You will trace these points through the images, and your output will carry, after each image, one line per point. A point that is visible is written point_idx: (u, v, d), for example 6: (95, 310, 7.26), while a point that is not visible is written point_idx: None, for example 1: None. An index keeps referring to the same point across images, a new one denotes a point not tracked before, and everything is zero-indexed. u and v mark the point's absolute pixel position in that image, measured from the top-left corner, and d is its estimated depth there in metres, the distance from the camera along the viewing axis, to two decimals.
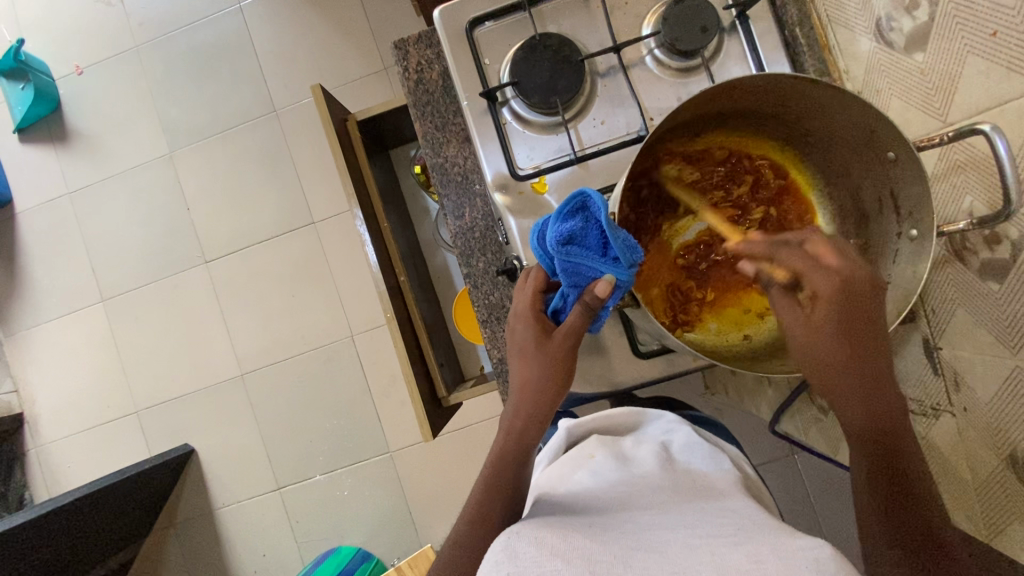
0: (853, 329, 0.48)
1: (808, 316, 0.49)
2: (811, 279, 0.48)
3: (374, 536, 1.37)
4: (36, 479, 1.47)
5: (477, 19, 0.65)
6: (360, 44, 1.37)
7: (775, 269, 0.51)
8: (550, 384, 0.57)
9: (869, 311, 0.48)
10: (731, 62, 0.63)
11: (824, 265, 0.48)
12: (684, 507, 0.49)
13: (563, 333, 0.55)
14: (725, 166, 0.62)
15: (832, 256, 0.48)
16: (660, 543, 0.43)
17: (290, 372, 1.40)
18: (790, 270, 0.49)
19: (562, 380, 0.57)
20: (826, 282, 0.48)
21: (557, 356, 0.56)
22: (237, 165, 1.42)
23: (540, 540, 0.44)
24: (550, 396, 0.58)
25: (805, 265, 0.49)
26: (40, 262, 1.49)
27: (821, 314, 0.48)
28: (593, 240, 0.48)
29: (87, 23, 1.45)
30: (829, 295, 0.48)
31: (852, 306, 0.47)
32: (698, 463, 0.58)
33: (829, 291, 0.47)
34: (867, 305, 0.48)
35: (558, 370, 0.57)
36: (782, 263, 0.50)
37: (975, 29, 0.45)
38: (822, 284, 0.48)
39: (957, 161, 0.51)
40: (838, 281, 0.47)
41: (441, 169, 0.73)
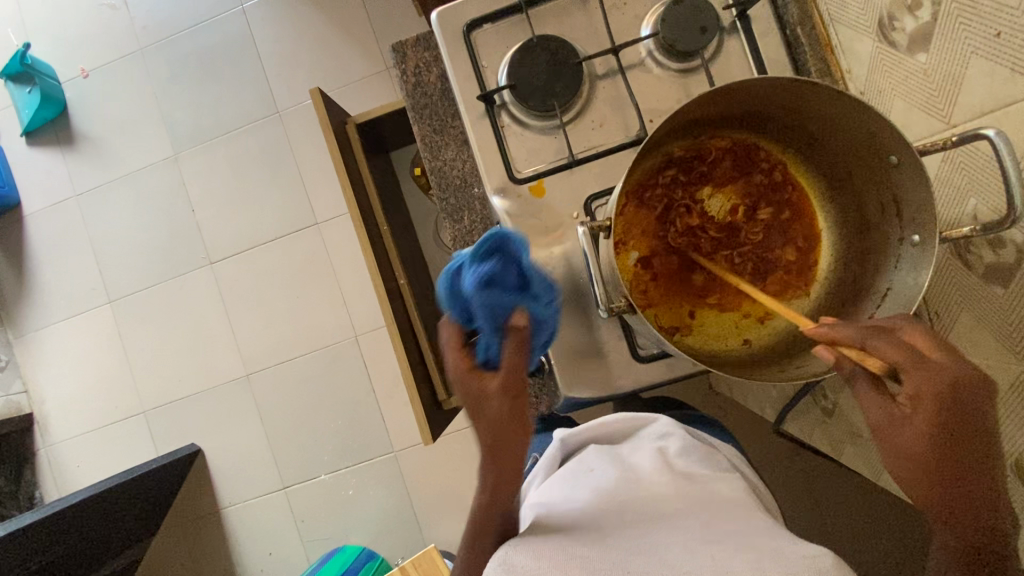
0: (960, 441, 0.42)
1: (907, 418, 0.44)
2: (910, 377, 0.43)
3: (378, 535, 1.38)
4: (46, 478, 1.49)
5: (475, 21, 0.65)
6: (363, 46, 1.37)
7: (867, 358, 0.45)
8: (504, 427, 0.50)
9: (975, 423, 0.42)
10: (732, 62, 0.62)
11: (926, 363, 0.43)
12: (680, 513, 0.49)
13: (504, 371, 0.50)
14: (730, 169, 0.60)
15: (926, 345, 0.44)
16: (662, 552, 0.43)
17: (294, 372, 1.41)
18: (886, 362, 0.44)
19: (510, 422, 0.50)
20: (929, 383, 0.43)
21: (502, 397, 0.50)
22: (241, 166, 1.42)
23: (540, 553, 0.44)
24: (510, 444, 0.50)
25: (906, 359, 0.43)
26: (49, 265, 1.50)
27: (922, 420, 0.43)
28: (508, 271, 0.51)
29: (93, 26, 1.47)
30: (930, 396, 0.43)
31: (963, 414, 0.42)
32: (695, 460, 0.58)
33: (936, 391, 0.43)
34: (983, 417, 0.42)
35: (504, 408, 0.50)
36: (877, 353, 0.44)
37: (979, 29, 0.45)
38: (922, 383, 0.43)
39: (961, 163, 0.50)
40: (948, 382, 0.42)
41: (440, 173, 0.73)
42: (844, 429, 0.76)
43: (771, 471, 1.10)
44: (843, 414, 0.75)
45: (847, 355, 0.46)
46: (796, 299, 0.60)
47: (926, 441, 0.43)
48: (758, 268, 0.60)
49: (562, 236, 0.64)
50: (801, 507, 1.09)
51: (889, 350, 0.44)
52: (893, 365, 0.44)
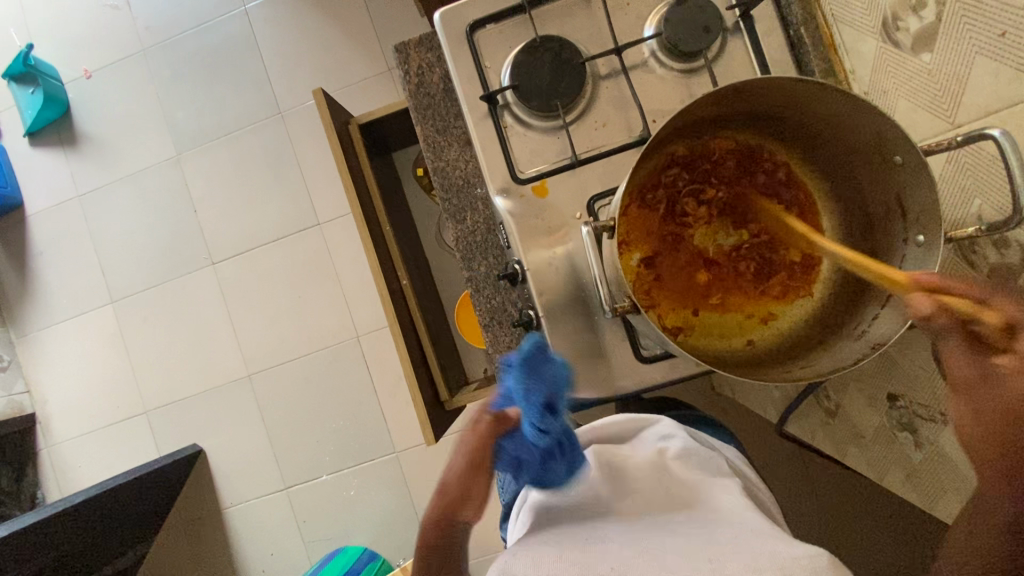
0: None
1: (1005, 376, 0.42)
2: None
3: (379, 537, 1.38)
4: (49, 478, 1.49)
5: (478, 21, 0.65)
6: (365, 47, 1.37)
7: (983, 312, 0.42)
8: (459, 498, 0.54)
9: None
10: (735, 63, 0.62)
11: None
12: (681, 525, 0.49)
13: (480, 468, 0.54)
14: (735, 169, 0.60)
15: None
16: (659, 552, 0.44)
17: (296, 373, 1.41)
18: (1006, 320, 0.41)
19: (455, 504, 0.54)
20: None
21: (461, 482, 0.54)
22: (243, 167, 1.42)
23: (539, 561, 0.45)
24: (444, 517, 0.54)
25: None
26: (52, 265, 1.51)
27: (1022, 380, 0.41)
28: (548, 424, 0.51)
29: (97, 27, 1.47)
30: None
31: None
32: (694, 468, 0.59)
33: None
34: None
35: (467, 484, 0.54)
36: (998, 307, 0.41)
37: (984, 30, 0.44)
38: None
39: (965, 164, 0.50)
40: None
41: (443, 173, 0.73)
42: (847, 430, 0.75)
43: (773, 472, 1.10)
44: (846, 415, 0.74)
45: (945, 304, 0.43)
46: (800, 300, 0.60)
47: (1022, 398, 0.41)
48: (762, 268, 0.60)
49: (565, 237, 0.64)
50: (803, 509, 1.09)
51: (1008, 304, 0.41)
52: (1012, 320, 0.41)
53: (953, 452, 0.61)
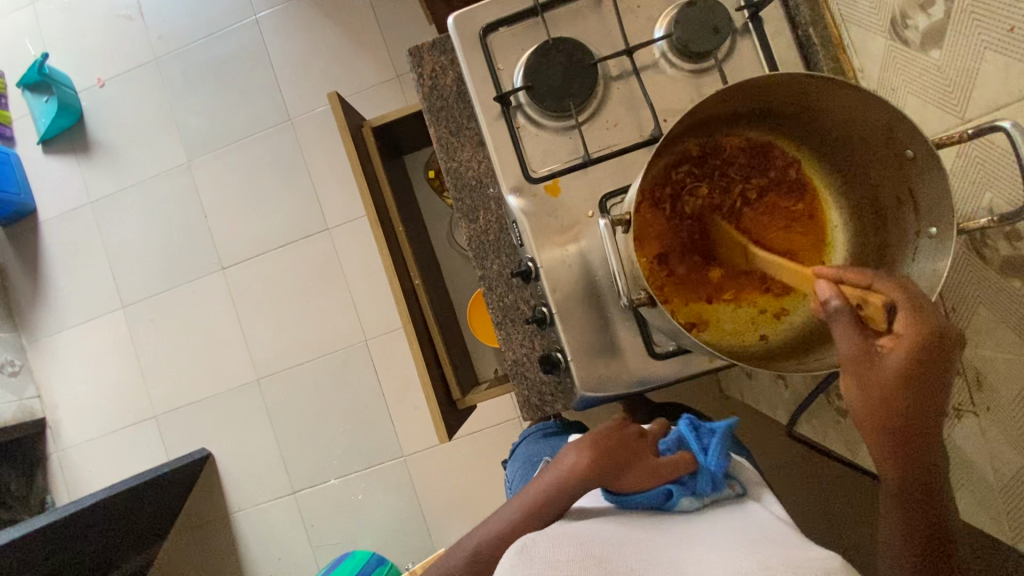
0: (925, 378, 0.45)
1: (882, 355, 0.45)
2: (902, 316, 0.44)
3: (388, 541, 1.37)
4: (58, 483, 1.50)
5: (491, 24, 0.66)
6: (374, 53, 1.39)
7: (869, 295, 0.45)
8: (616, 463, 0.59)
9: (943, 367, 0.45)
10: (744, 62, 0.63)
11: (921, 307, 0.44)
12: (697, 530, 0.49)
13: (653, 470, 0.58)
14: (745, 164, 0.61)
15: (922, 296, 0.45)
16: (676, 558, 0.44)
17: (305, 376, 1.42)
18: (886, 300, 0.45)
19: (617, 471, 0.58)
20: (918, 325, 0.44)
21: (621, 450, 0.60)
22: (253, 172, 1.44)
23: (557, 545, 0.46)
24: (602, 472, 0.58)
25: (904, 298, 0.45)
26: (64, 271, 1.52)
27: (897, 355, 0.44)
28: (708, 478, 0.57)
29: (112, 37, 1.50)
30: (912, 337, 0.44)
31: (935, 358, 0.44)
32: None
33: (919, 334, 0.44)
34: (948, 360, 0.45)
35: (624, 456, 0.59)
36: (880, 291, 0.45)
37: (993, 25, 0.45)
38: (910, 324, 0.44)
39: (976, 158, 0.50)
40: (931, 326, 0.44)
41: (456, 173, 0.74)
42: (859, 428, 0.75)
43: (783, 472, 1.10)
44: None
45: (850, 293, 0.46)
46: (811, 294, 0.60)
47: (898, 377, 0.45)
48: None
49: (578, 234, 0.64)
50: (813, 511, 1.09)
51: (888, 286, 0.45)
52: (892, 301, 0.45)
53: (964, 446, 0.61)
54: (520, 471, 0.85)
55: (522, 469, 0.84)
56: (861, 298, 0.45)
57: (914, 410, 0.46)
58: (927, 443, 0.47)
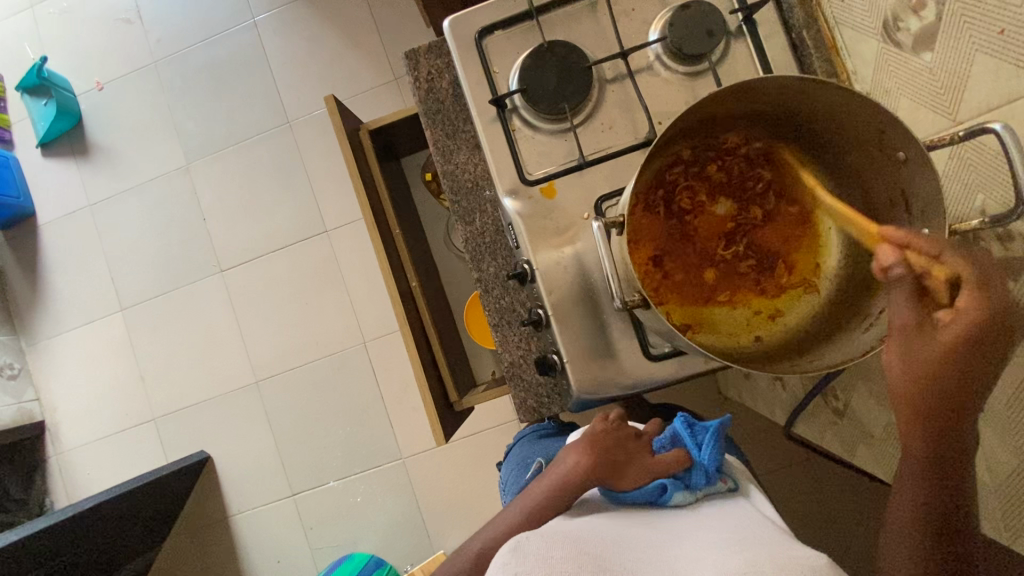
0: (978, 353, 0.44)
1: (938, 326, 0.45)
2: (968, 290, 0.43)
3: (386, 543, 1.37)
4: (57, 485, 1.50)
5: (487, 28, 0.67)
6: (372, 56, 1.39)
7: (934, 267, 0.44)
8: (614, 460, 0.60)
9: (1001, 348, 0.44)
10: (738, 65, 0.64)
11: (990, 285, 0.43)
12: (691, 527, 0.49)
13: (652, 465, 0.58)
14: (739, 165, 0.61)
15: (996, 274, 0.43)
16: (667, 558, 0.44)
17: (304, 378, 1.42)
18: (952, 272, 0.44)
19: (613, 471, 0.59)
20: (983, 298, 0.43)
21: (616, 450, 0.61)
22: (252, 175, 1.44)
23: (551, 544, 0.45)
24: (598, 473, 0.58)
25: (969, 272, 0.43)
26: (62, 274, 1.52)
27: (956, 329, 0.44)
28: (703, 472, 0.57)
29: (111, 41, 1.50)
30: (976, 312, 0.43)
31: (995, 340, 0.43)
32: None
33: (983, 311, 0.43)
34: (1007, 341, 0.44)
35: (623, 452, 0.60)
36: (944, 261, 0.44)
37: (984, 27, 0.46)
38: (975, 298, 0.43)
39: (968, 160, 0.51)
40: (998, 305, 0.43)
41: (452, 176, 0.74)
42: (855, 430, 0.75)
43: (780, 473, 1.10)
44: (854, 414, 0.74)
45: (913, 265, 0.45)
46: (806, 295, 0.60)
47: (952, 353, 0.44)
48: (764, 264, 0.61)
49: (573, 236, 0.65)
50: (810, 512, 1.09)
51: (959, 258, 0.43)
52: (957, 275, 0.43)
53: None
54: (515, 472, 0.86)
55: (517, 471, 0.84)
56: (925, 268, 0.44)
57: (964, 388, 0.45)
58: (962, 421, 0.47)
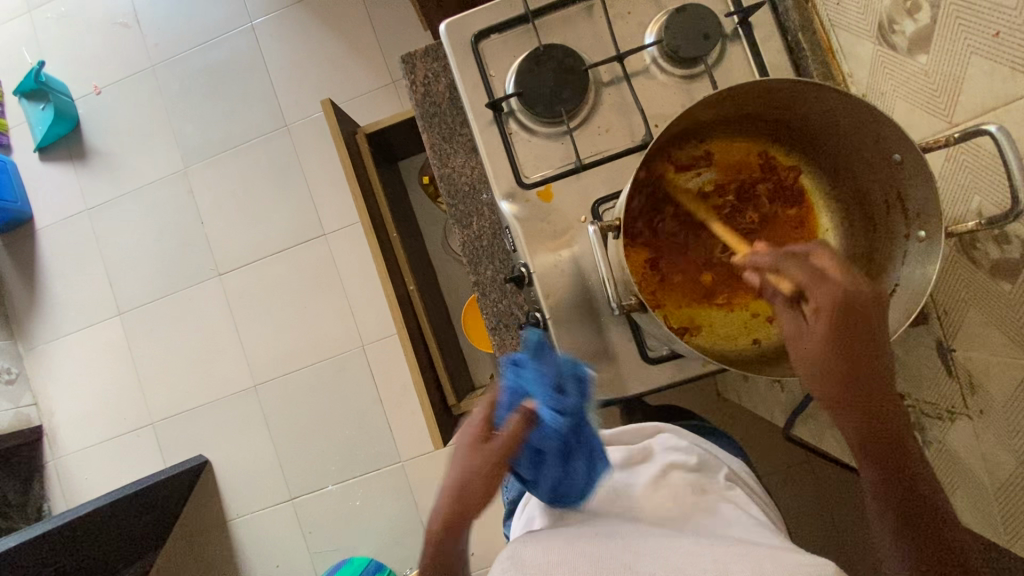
0: (851, 338, 0.50)
1: (809, 327, 0.51)
2: (814, 292, 0.50)
3: (385, 547, 1.37)
4: (55, 490, 1.49)
5: (483, 31, 0.67)
6: (370, 59, 1.40)
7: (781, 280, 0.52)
8: (479, 487, 0.58)
9: (868, 326, 0.50)
10: (734, 68, 0.64)
11: (829, 279, 0.50)
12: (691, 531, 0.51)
13: (508, 460, 0.57)
14: (735, 165, 0.61)
15: (833, 268, 0.51)
16: (665, 550, 0.45)
17: (302, 382, 1.42)
18: (795, 282, 0.51)
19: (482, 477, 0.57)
20: (828, 294, 0.50)
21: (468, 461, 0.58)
22: (250, 178, 1.44)
23: (547, 553, 0.46)
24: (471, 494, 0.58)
25: (808, 278, 0.51)
26: (60, 278, 1.52)
27: (823, 326, 0.50)
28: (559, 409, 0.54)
29: (108, 45, 1.51)
30: (828, 309, 0.50)
31: (852, 322, 0.50)
32: (703, 484, 0.60)
33: (830, 303, 0.50)
34: (868, 319, 0.50)
35: (486, 474, 0.57)
36: (790, 275, 0.52)
37: (978, 30, 0.46)
38: (825, 296, 0.50)
39: (963, 162, 0.51)
40: (838, 292, 0.50)
41: (449, 180, 0.74)
42: None
43: (779, 474, 1.10)
44: None
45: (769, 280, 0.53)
46: None
47: (826, 347, 0.50)
48: (762, 264, 0.61)
49: (570, 240, 0.64)
50: (808, 514, 1.09)
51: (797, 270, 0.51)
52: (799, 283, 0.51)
53: (958, 449, 0.60)
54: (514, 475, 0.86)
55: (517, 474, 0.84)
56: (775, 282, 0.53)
57: (854, 374, 0.51)
58: (880, 399, 0.51)
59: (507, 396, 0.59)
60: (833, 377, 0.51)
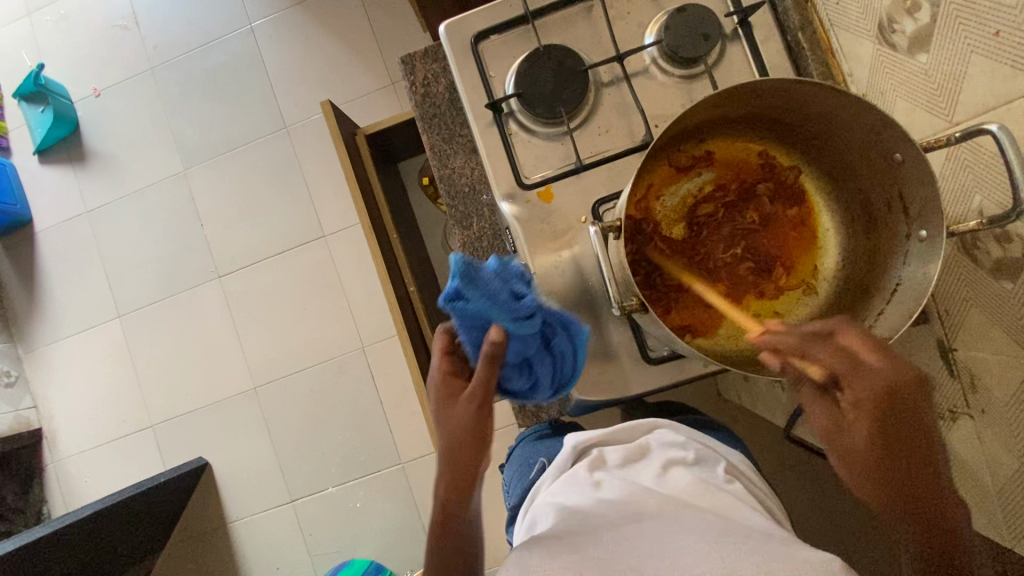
0: (893, 428, 0.47)
1: (850, 423, 0.49)
2: (851, 382, 0.48)
3: (386, 549, 1.36)
4: (54, 493, 1.49)
5: (482, 32, 0.67)
6: (369, 61, 1.40)
7: (807, 366, 0.49)
8: (471, 444, 0.55)
9: (914, 415, 0.47)
10: (734, 68, 0.63)
11: (865, 367, 0.47)
12: (693, 522, 0.50)
13: (488, 399, 0.53)
14: (736, 167, 0.61)
15: (870, 353, 0.47)
16: (671, 550, 0.45)
17: (302, 383, 1.41)
18: (827, 369, 0.48)
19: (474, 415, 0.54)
20: (865, 384, 0.47)
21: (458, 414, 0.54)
22: (249, 180, 1.44)
23: (552, 554, 0.47)
24: (473, 438, 0.55)
25: (844, 366, 0.48)
26: (59, 281, 1.52)
27: (863, 420, 0.48)
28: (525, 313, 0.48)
29: (107, 47, 1.51)
30: (866, 397, 0.47)
31: (894, 410, 0.47)
32: (701, 477, 0.60)
33: (867, 396, 0.47)
34: (915, 404, 0.47)
35: (474, 431, 0.54)
36: (815, 360, 0.48)
37: (978, 29, 0.46)
38: (862, 387, 0.47)
39: (964, 161, 0.51)
40: (880, 385, 0.47)
41: (449, 181, 0.74)
42: None
43: (781, 474, 1.10)
44: None
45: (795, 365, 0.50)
46: (804, 297, 0.61)
47: (869, 443, 0.48)
48: (762, 266, 0.61)
49: (571, 240, 0.64)
50: (811, 514, 1.09)
51: (830, 355, 0.48)
52: (833, 371, 0.48)
53: (959, 449, 0.60)
54: (516, 476, 0.86)
55: (518, 475, 0.84)
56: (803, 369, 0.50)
57: (903, 472, 0.47)
58: (927, 491, 0.47)
59: (465, 333, 0.50)
60: (879, 475, 0.48)
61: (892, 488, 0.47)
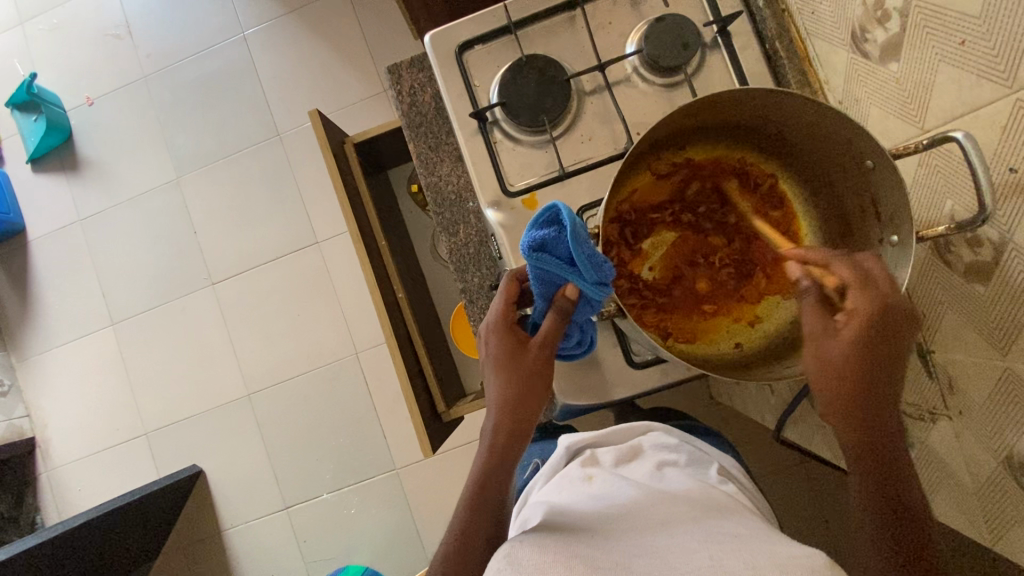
0: (880, 352, 0.48)
1: (837, 329, 0.49)
2: (854, 294, 0.49)
3: (380, 555, 1.36)
4: (48, 503, 1.48)
5: (466, 43, 0.68)
6: (361, 68, 1.41)
7: (827, 277, 0.53)
8: (531, 393, 0.58)
9: (899, 344, 0.48)
10: (714, 75, 0.64)
11: (872, 285, 0.49)
12: (685, 518, 0.50)
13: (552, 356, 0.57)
14: (715, 174, 0.62)
15: (882, 275, 0.49)
16: (662, 548, 0.45)
17: (296, 390, 1.42)
18: (840, 280, 0.51)
19: (533, 372, 0.57)
20: (867, 300, 0.48)
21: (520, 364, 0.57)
22: (242, 187, 1.45)
23: (542, 548, 0.46)
24: (531, 393, 0.58)
25: (853, 279, 0.50)
26: (52, 289, 1.52)
27: (851, 330, 0.48)
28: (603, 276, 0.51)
29: (100, 56, 1.51)
30: (865, 314, 0.48)
31: (889, 334, 0.48)
32: (693, 476, 0.61)
33: (867, 311, 0.48)
34: (905, 339, 0.48)
35: (537, 379, 0.58)
36: (835, 271, 0.52)
37: (945, 38, 0.47)
38: (861, 301, 0.49)
39: (936, 166, 0.52)
40: (881, 302, 0.48)
41: (436, 188, 0.75)
42: None
43: (771, 477, 1.11)
44: None
45: (813, 275, 0.54)
46: (784, 301, 0.61)
47: (851, 355, 0.48)
48: (745, 270, 0.62)
49: None
50: (803, 516, 1.09)
51: (843, 268, 0.51)
52: (844, 283, 0.50)
53: (942, 451, 0.61)
54: None
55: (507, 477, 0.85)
56: (821, 279, 0.53)
57: (872, 388, 0.49)
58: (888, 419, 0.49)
59: (537, 288, 0.53)
60: (847, 392, 0.49)
61: (855, 406, 0.49)
